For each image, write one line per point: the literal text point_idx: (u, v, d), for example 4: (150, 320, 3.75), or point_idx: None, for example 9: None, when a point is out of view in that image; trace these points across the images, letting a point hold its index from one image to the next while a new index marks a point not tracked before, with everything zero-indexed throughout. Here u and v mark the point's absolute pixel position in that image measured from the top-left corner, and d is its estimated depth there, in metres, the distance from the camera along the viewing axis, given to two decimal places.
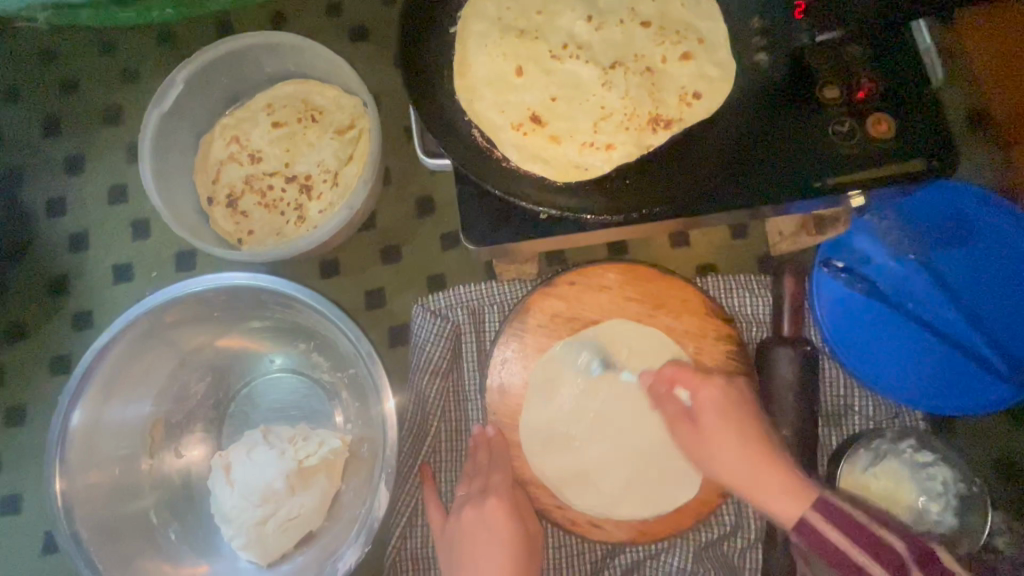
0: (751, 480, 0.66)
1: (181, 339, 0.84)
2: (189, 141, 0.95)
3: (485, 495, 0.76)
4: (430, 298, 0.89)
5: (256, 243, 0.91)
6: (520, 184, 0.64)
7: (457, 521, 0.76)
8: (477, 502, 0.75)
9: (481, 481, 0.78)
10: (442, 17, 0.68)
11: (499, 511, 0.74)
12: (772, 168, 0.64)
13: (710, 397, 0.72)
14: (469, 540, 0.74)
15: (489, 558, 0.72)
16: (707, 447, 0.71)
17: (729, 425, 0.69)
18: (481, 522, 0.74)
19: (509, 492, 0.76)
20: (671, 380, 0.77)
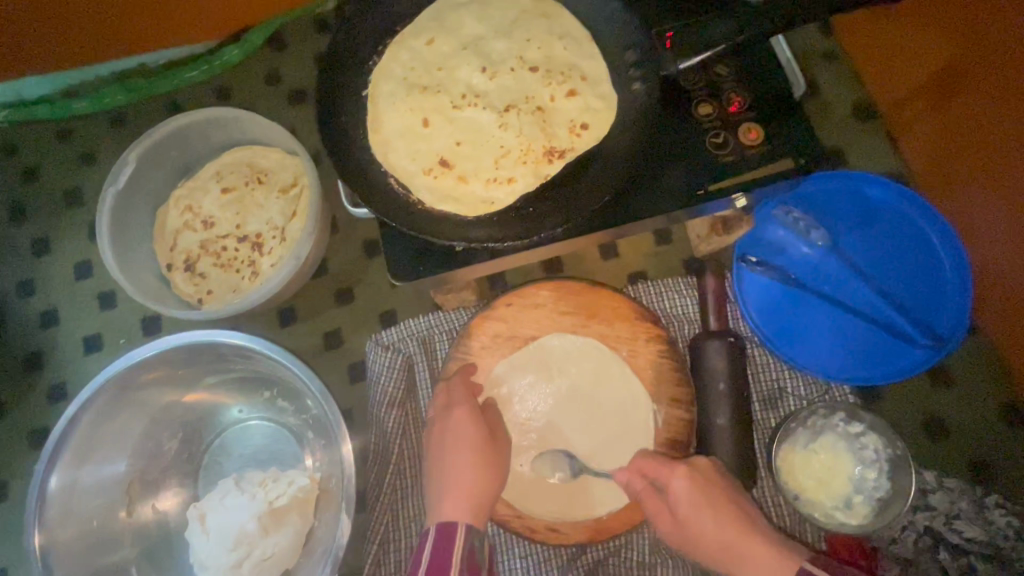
0: (729, 559, 0.71)
1: (150, 400, 0.89)
2: (147, 214, 1.02)
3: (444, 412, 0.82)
4: (381, 334, 0.95)
5: (215, 301, 0.97)
6: (435, 223, 0.71)
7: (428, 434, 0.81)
8: (448, 410, 0.82)
9: (446, 399, 0.83)
10: (353, 83, 0.77)
11: (464, 421, 0.81)
12: (659, 183, 0.72)
13: (682, 488, 0.75)
14: (439, 447, 0.80)
15: (455, 470, 0.78)
16: (690, 533, 0.74)
17: (710, 517, 0.73)
18: (450, 432, 0.80)
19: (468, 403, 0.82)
20: (644, 473, 0.80)
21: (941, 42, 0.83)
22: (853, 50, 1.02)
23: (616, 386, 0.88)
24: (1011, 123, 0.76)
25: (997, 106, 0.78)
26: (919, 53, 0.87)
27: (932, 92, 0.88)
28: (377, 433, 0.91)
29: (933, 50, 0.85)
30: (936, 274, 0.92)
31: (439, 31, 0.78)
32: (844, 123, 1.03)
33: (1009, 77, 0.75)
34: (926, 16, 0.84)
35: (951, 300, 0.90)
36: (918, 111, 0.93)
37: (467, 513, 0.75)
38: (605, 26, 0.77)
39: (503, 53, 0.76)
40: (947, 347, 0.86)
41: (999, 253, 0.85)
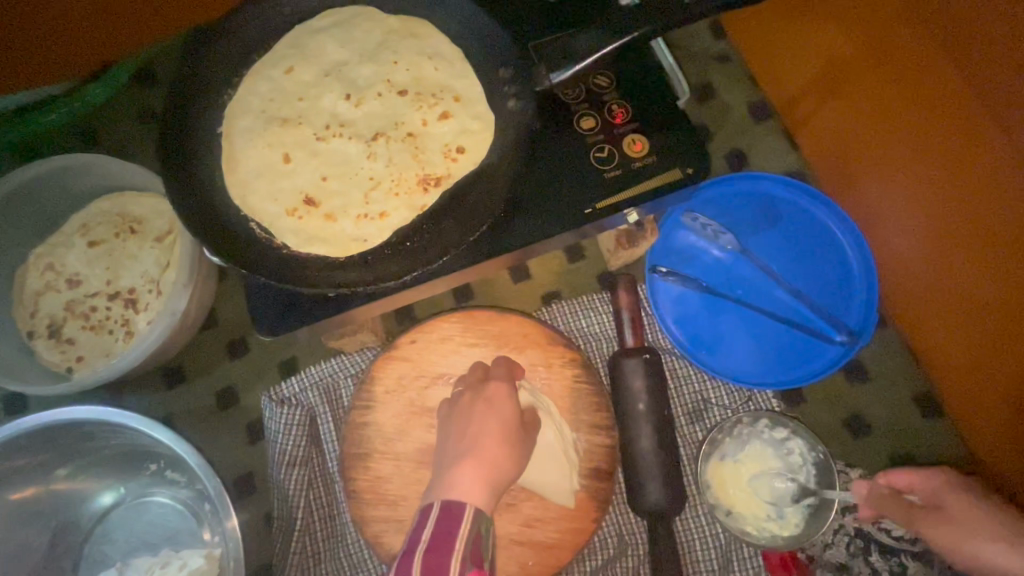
0: None
1: (4, 495, 0.77)
2: (1, 278, 0.91)
3: (486, 382, 0.76)
4: (277, 387, 0.87)
5: (86, 369, 0.87)
6: (301, 269, 0.64)
7: (461, 411, 0.73)
8: (474, 389, 0.75)
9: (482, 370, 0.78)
10: (205, 118, 0.70)
11: (499, 392, 0.74)
12: (545, 205, 0.68)
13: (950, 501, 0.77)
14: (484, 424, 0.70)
15: (466, 469, 0.66)
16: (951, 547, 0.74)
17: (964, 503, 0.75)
18: (482, 405, 0.72)
19: (509, 377, 0.77)
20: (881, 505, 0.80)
21: (832, 29, 0.80)
22: (749, 46, 1.00)
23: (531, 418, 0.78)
24: (892, 105, 0.75)
25: (881, 86, 0.76)
26: (802, 49, 0.88)
27: (816, 87, 0.89)
28: (279, 498, 0.83)
29: (827, 37, 0.81)
30: (844, 266, 0.91)
31: (298, 57, 0.72)
32: (741, 125, 1.03)
33: (900, 60, 0.71)
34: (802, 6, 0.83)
35: (858, 290, 0.90)
36: (813, 104, 0.91)
37: (486, 497, 0.64)
38: (476, 42, 0.73)
39: (370, 78, 0.71)
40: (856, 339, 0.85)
41: (901, 241, 0.84)
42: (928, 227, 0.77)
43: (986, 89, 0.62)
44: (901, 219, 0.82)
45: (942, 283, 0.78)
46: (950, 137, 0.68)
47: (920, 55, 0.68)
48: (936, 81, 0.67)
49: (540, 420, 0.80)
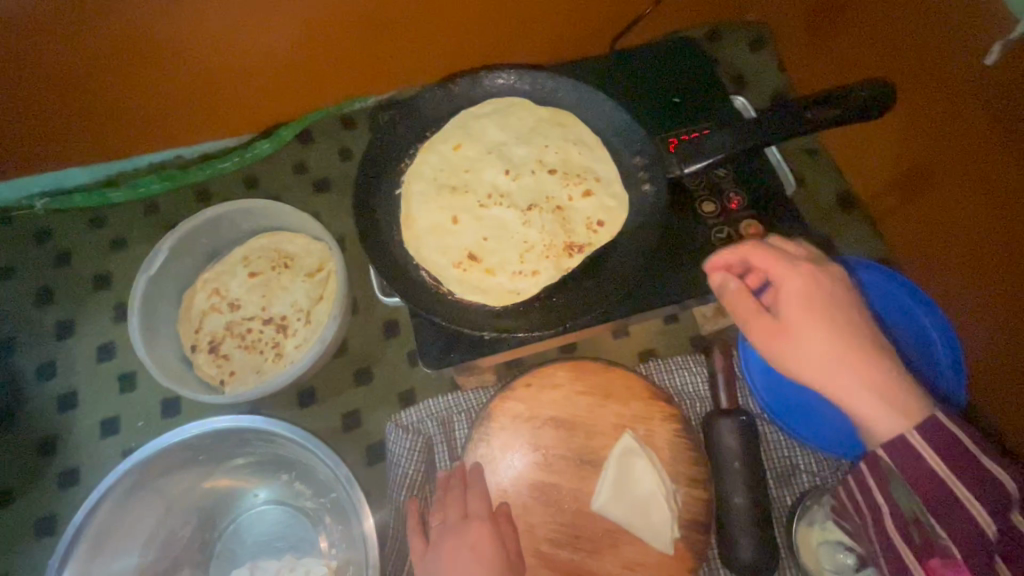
0: None
1: (168, 484, 0.89)
2: (175, 297, 1.07)
3: (466, 523, 0.76)
4: (401, 415, 0.97)
5: (237, 383, 0.99)
6: (464, 313, 0.75)
7: (435, 558, 0.73)
8: (454, 528, 0.76)
9: (460, 508, 0.79)
10: (388, 182, 0.84)
11: (482, 533, 0.74)
12: (671, 275, 0.79)
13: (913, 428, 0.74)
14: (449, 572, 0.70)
15: None
16: None
17: None
18: (459, 545, 0.73)
19: (490, 511, 0.78)
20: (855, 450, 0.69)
21: (916, 135, 0.92)
22: (835, 145, 1.13)
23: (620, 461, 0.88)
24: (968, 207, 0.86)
25: (960, 190, 0.86)
26: (893, 152, 0.99)
27: (904, 185, 0.99)
28: (396, 517, 0.90)
29: (913, 143, 0.94)
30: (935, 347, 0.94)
31: (465, 137, 0.86)
32: (827, 212, 1.12)
33: (978, 162, 0.82)
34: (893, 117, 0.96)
35: (950, 370, 0.92)
36: (899, 199, 1.01)
37: None
38: (613, 133, 0.86)
39: (524, 157, 0.85)
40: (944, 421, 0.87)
41: (983, 324, 0.89)
42: (997, 317, 0.85)
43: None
44: (974, 309, 0.89)
45: (1019, 371, 0.83)
46: (1021, 224, 0.77)
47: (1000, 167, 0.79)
48: (1014, 191, 0.77)
49: (644, 467, 0.88)
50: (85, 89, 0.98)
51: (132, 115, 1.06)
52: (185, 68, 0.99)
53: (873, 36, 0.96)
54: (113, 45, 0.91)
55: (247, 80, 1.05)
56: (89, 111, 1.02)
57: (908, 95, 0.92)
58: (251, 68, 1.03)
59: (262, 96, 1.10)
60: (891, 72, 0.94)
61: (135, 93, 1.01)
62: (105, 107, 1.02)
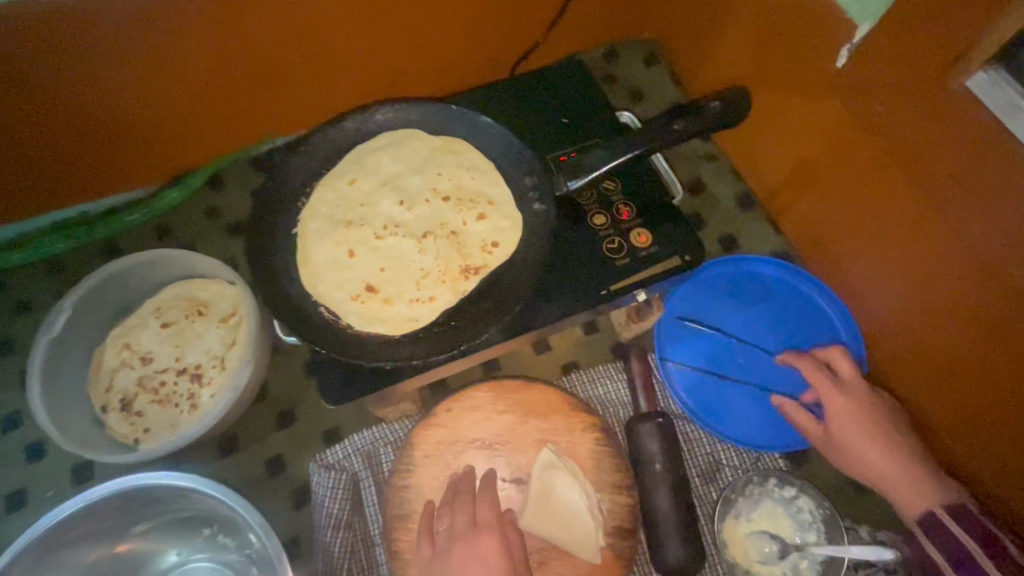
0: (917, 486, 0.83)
1: (76, 556, 0.85)
2: (83, 358, 1.03)
3: (477, 531, 0.73)
4: (323, 453, 0.95)
5: (152, 439, 0.96)
6: (363, 345, 0.76)
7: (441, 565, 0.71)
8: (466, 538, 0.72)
9: (470, 515, 0.76)
10: (284, 222, 0.84)
11: (491, 543, 0.72)
12: (566, 287, 0.82)
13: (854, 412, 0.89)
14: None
15: None
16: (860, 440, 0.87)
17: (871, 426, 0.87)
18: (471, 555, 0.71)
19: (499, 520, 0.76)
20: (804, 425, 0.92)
21: (800, 139, 0.99)
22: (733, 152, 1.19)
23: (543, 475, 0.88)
24: (859, 194, 0.92)
25: (849, 178, 0.93)
26: (780, 155, 1.06)
27: (792, 183, 1.06)
28: (323, 562, 0.88)
29: (797, 146, 1.01)
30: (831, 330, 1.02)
31: (360, 171, 0.88)
32: (731, 211, 1.17)
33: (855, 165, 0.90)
34: (775, 122, 1.03)
35: (847, 349, 1.01)
36: (791, 197, 1.08)
37: None
38: (505, 156, 0.89)
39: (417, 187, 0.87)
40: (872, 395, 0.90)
41: (877, 308, 0.97)
42: (909, 285, 0.88)
43: (921, 193, 0.80)
44: (881, 284, 0.94)
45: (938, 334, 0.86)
46: (903, 228, 0.85)
47: (876, 152, 0.85)
48: (894, 170, 0.83)
49: (568, 481, 0.88)
50: None
51: (30, 176, 1.03)
52: (81, 123, 0.98)
53: (748, 53, 1.04)
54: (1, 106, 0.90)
55: (145, 133, 1.04)
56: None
57: (787, 103, 0.99)
58: (152, 119, 1.02)
59: (168, 147, 1.09)
60: (770, 82, 1.01)
61: (32, 152, 0.99)
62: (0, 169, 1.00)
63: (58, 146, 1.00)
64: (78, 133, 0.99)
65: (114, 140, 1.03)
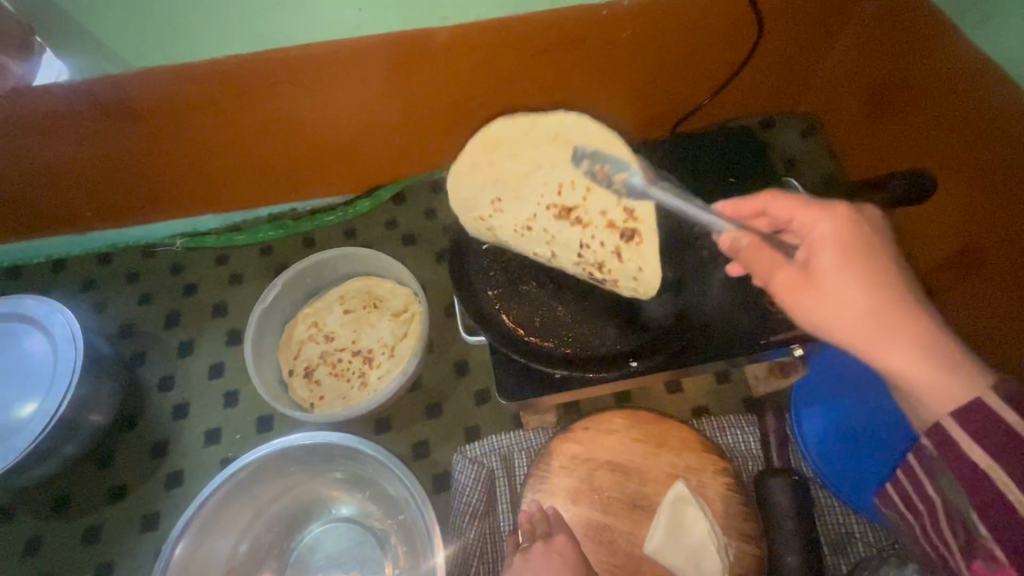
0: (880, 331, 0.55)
1: (260, 492, 1.00)
2: (278, 327, 1.23)
3: (551, 536, 0.85)
4: (467, 446, 1.06)
5: (326, 406, 1.12)
6: (537, 351, 0.86)
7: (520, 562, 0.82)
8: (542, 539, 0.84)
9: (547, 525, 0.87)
10: (477, 238, 0.99)
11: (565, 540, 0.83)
12: (723, 332, 0.87)
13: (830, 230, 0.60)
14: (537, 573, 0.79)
15: None
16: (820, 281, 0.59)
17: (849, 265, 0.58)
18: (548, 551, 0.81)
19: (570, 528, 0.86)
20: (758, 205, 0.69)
21: (966, 222, 0.99)
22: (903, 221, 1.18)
23: (666, 507, 0.93)
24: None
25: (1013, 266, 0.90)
26: (945, 236, 1.05)
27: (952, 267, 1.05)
28: (458, 545, 0.96)
29: (963, 227, 1.00)
30: None
31: None
32: None
33: (1021, 255, 0.89)
34: (939, 203, 1.05)
35: None
36: (949, 278, 1.06)
37: None
38: None
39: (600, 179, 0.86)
40: None
41: None
42: None
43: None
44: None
45: None
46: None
47: None
48: None
49: (695, 516, 0.92)
50: (223, 149, 1.19)
51: (264, 173, 1.27)
52: (311, 137, 1.20)
53: (914, 135, 1.07)
54: (262, 119, 1.13)
55: (354, 148, 1.25)
56: (228, 166, 1.24)
57: (959, 183, 0.99)
58: (362, 139, 1.23)
59: (370, 161, 1.30)
60: (942, 161, 1.02)
61: (269, 153, 1.22)
62: (243, 162, 1.23)
63: (287, 150, 1.22)
64: (305, 142, 1.21)
65: (327, 150, 1.24)
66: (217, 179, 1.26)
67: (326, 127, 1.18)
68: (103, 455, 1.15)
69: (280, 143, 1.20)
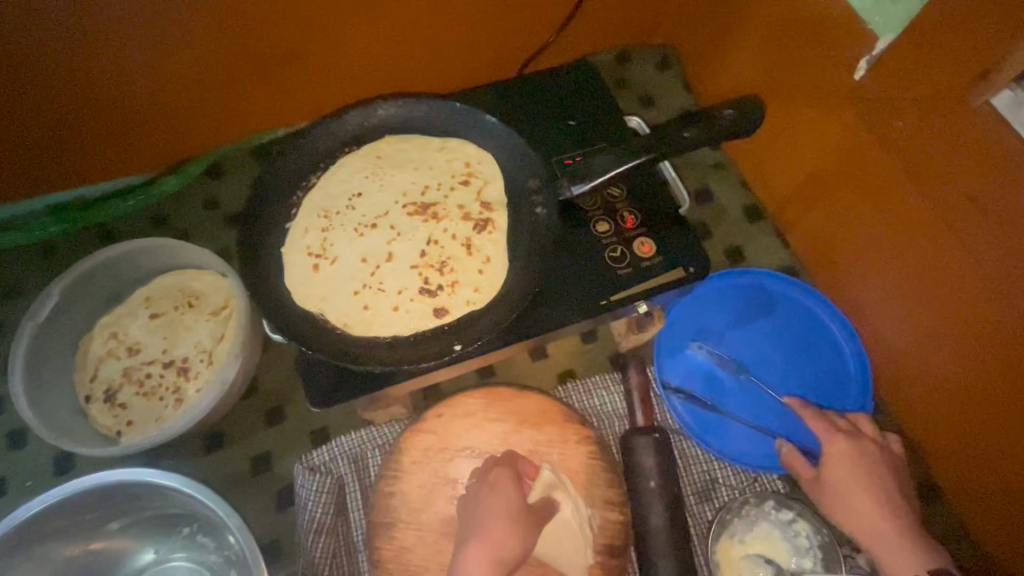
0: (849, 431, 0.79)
1: (51, 548, 0.83)
2: (67, 346, 1.01)
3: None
4: (309, 455, 0.93)
5: (135, 433, 0.94)
6: (351, 348, 0.73)
7: None
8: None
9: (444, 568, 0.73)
10: (277, 215, 0.82)
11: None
12: (562, 298, 0.78)
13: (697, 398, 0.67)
14: None
15: None
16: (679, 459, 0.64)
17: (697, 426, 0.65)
18: None
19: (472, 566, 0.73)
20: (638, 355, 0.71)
21: (816, 152, 0.96)
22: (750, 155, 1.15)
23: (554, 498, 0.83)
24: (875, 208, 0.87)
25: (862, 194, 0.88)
26: (794, 167, 1.02)
27: (804, 198, 1.02)
28: (303, 566, 0.85)
29: (812, 154, 0.97)
30: (835, 359, 0.98)
31: (360, 168, 0.85)
32: (738, 222, 1.14)
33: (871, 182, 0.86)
34: (786, 134, 1.01)
35: (853, 384, 0.96)
36: (802, 210, 1.04)
37: None
38: (509, 157, 0.86)
39: (462, 184, 0.84)
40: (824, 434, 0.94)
41: (882, 331, 0.94)
42: (911, 301, 0.86)
43: (947, 219, 0.75)
44: (880, 300, 0.92)
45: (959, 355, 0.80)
46: (913, 249, 0.83)
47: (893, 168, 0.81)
48: (912, 186, 0.79)
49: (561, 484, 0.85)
50: None
51: (19, 156, 1.00)
52: (68, 106, 0.95)
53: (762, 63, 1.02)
54: None
55: (136, 117, 1.01)
56: None
57: (806, 108, 0.95)
58: (142, 103, 0.99)
59: (165, 132, 1.06)
60: (789, 85, 0.97)
61: (13, 131, 0.96)
62: None
63: (39, 127, 0.96)
64: (60, 115, 0.96)
65: (99, 124, 1.00)
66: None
67: (84, 93, 0.94)
68: None
69: (25, 119, 0.94)
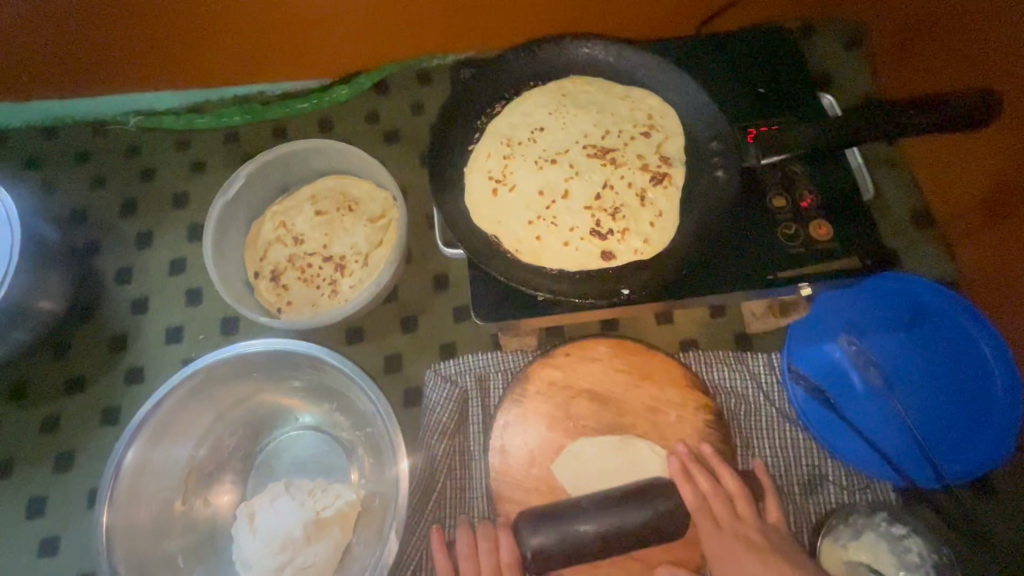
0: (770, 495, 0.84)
1: (221, 396, 0.97)
2: (243, 225, 1.12)
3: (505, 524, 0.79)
4: (441, 364, 1.01)
5: (293, 312, 1.04)
6: (519, 272, 0.77)
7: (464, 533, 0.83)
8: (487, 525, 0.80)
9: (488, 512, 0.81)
10: (462, 138, 0.86)
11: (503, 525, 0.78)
12: (729, 264, 0.79)
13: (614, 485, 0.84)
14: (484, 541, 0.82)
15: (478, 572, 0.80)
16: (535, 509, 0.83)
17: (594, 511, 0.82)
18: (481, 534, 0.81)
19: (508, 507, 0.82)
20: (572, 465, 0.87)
21: (1004, 165, 0.88)
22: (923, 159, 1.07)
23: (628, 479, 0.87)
24: None
25: None
26: (977, 177, 0.94)
27: (985, 210, 0.94)
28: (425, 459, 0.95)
29: (1005, 164, 0.88)
30: (984, 381, 0.92)
31: (545, 104, 0.87)
32: (899, 226, 1.07)
33: None
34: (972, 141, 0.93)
35: (997, 410, 0.90)
36: (977, 225, 0.96)
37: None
38: (692, 115, 0.85)
39: (644, 135, 0.84)
40: (956, 455, 0.90)
41: None
42: None
43: None
44: None
45: None
46: None
47: None
48: None
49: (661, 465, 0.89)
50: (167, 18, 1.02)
51: (222, 46, 1.10)
52: (269, 7, 1.02)
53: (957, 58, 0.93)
54: None
55: (323, 26, 1.07)
56: (177, 37, 1.07)
57: (1010, 112, 0.85)
58: (331, 13, 1.05)
59: (347, 43, 1.12)
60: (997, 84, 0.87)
61: (223, 23, 1.04)
62: (193, 36, 1.07)
63: (242, 23, 1.05)
64: (260, 14, 1.03)
65: (290, 28, 1.07)
66: (166, 50, 1.09)
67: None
68: (59, 347, 1.09)
69: (234, 15, 1.03)
